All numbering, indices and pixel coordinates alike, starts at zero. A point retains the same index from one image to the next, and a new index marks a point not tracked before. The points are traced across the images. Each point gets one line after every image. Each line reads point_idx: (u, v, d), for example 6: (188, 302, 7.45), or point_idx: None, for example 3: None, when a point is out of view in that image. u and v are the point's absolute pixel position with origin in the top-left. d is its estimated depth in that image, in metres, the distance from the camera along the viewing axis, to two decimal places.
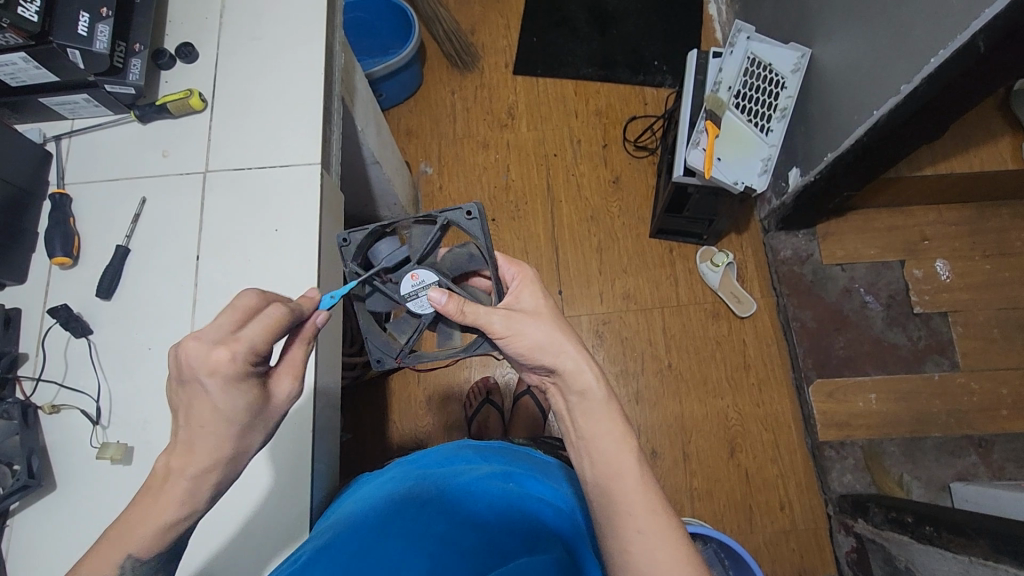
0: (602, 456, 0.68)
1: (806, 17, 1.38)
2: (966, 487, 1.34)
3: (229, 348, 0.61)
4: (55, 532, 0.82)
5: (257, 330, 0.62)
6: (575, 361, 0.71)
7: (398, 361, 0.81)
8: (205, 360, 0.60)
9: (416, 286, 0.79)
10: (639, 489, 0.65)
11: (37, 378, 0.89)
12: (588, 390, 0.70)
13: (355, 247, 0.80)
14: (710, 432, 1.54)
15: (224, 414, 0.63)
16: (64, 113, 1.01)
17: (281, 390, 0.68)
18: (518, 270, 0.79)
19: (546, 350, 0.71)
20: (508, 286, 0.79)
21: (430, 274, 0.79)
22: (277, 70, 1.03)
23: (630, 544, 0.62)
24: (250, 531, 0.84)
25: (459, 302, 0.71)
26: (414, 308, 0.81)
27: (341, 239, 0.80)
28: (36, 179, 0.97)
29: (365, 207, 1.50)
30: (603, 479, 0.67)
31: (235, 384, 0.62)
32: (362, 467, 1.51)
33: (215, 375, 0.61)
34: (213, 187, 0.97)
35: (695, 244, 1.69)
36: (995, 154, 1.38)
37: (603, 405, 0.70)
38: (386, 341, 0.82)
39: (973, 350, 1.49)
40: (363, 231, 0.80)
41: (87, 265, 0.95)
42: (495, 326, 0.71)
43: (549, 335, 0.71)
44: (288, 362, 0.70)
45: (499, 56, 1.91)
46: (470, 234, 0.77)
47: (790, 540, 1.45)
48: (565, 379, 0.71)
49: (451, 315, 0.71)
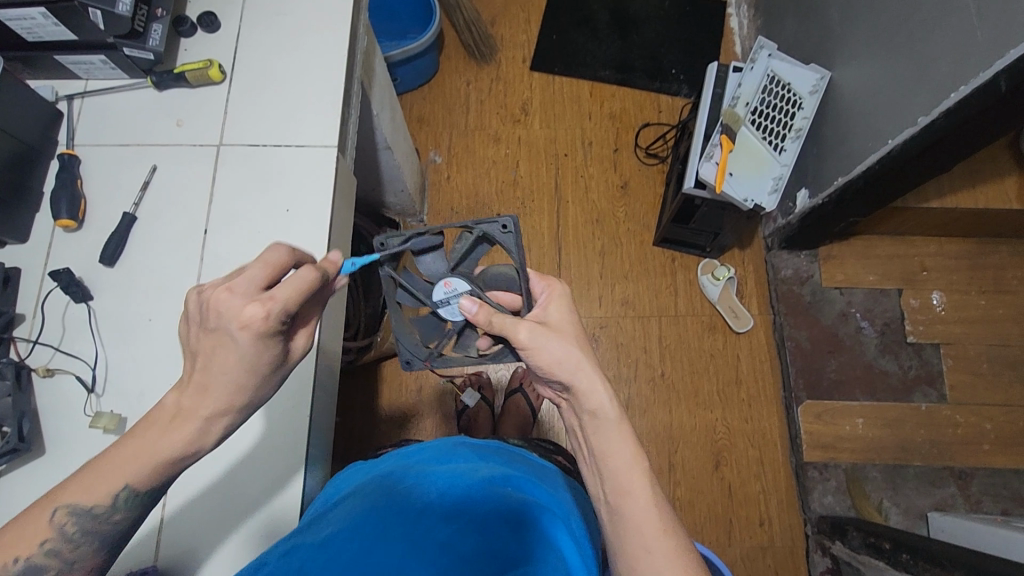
0: (614, 474, 0.70)
1: (829, 39, 1.38)
2: (943, 518, 1.36)
3: (263, 305, 0.61)
4: (39, 497, 0.81)
5: (286, 289, 0.62)
6: (590, 379, 0.72)
7: (427, 363, 0.88)
8: (236, 312, 0.61)
9: (449, 293, 0.83)
10: (649, 504, 0.68)
11: (33, 341, 0.88)
12: (600, 410, 0.72)
13: (388, 253, 0.81)
14: (697, 444, 1.55)
15: None
16: (78, 72, 0.99)
17: (297, 346, 0.70)
18: (547, 285, 0.81)
19: (564, 367, 0.72)
20: (536, 299, 0.82)
21: (463, 283, 0.82)
22: (300, 48, 1.02)
23: (639, 561, 0.65)
24: (237, 508, 0.83)
25: (489, 313, 0.75)
26: (444, 314, 0.85)
27: (376, 244, 0.80)
28: (45, 137, 0.96)
29: (372, 191, 1.49)
30: (614, 494, 0.70)
31: (265, 338, 0.62)
32: (348, 452, 1.51)
33: (246, 328, 0.61)
34: (226, 161, 0.96)
35: (697, 255, 1.69)
36: (1001, 193, 1.39)
37: (615, 425, 0.72)
38: (414, 344, 0.88)
39: (961, 384, 1.51)
40: (397, 237, 0.81)
41: (91, 229, 0.93)
42: (519, 337, 0.72)
43: (568, 353, 0.72)
44: (302, 320, 0.71)
45: (517, 51, 1.90)
46: (503, 246, 0.78)
47: (766, 556, 1.46)
48: (578, 397, 0.72)
49: (481, 325, 0.75)
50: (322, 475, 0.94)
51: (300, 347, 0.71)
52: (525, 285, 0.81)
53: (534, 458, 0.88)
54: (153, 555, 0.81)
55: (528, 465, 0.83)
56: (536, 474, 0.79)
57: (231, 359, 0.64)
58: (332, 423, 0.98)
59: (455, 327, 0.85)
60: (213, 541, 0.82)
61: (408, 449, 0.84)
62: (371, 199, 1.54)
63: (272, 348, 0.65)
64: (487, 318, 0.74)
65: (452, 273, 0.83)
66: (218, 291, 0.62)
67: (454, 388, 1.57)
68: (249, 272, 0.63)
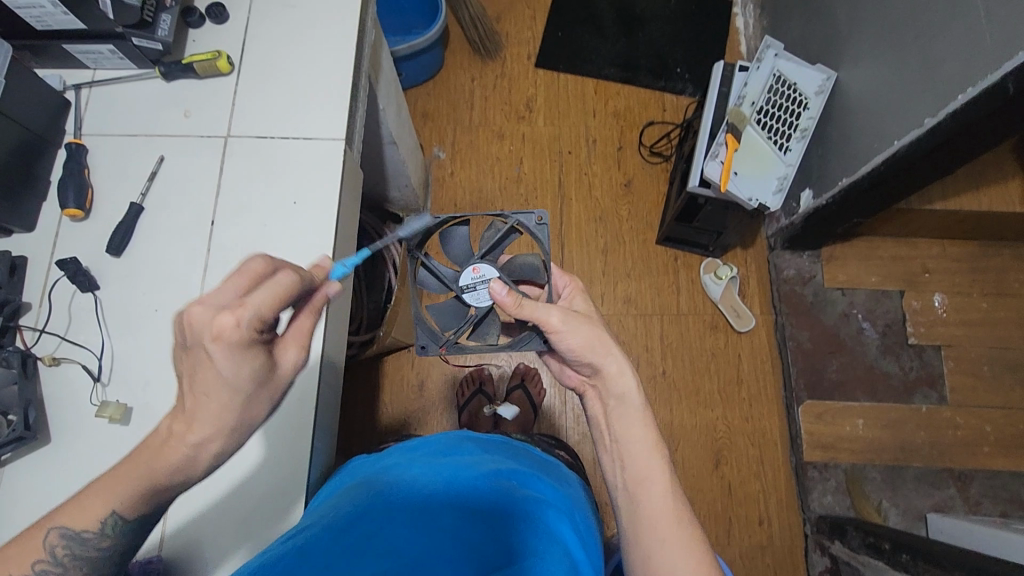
0: (634, 460, 0.72)
1: (836, 40, 1.38)
2: (943, 519, 1.37)
3: (235, 313, 0.56)
4: (43, 487, 0.81)
5: (263, 295, 0.58)
6: (619, 364, 0.75)
7: (443, 349, 0.88)
8: (208, 322, 0.56)
9: (475, 278, 0.89)
10: (666, 493, 0.70)
11: (39, 330, 0.88)
12: (626, 395, 0.75)
13: (421, 236, 0.88)
14: (697, 442, 1.55)
15: (229, 384, 0.60)
16: (87, 62, 0.99)
17: (287, 360, 0.65)
18: (569, 279, 0.88)
19: (596, 350, 0.75)
20: (557, 293, 0.88)
21: (490, 269, 0.88)
22: (310, 40, 1.02)
23: (653, 551, 0.66)
24: (243, 498, 0.84)
25: (518, 296, 0.77)
26: (467, 300, 0.89)
27: (411, 223, 0.88)
28: (53, 126, 0.96)
29: (376, 185, 1.49)
30: (632, 482, 0.71)
31: (241, 350, 0.58)
32: (349, 446, 1.51)
33: (219, 341, 0.56)
34: (234, 152, 0.96)
35: (700, 254, 1.69)
36: (1005, 195, 1.39)
37: (638, 412, 0.75)
38: (432, 331, 0.88)
39: (961, 386, 1.51)
40: (432, 219, 0.88)
41: (99, 219, 0.93)
42: (551, 320, 0.74)
43: (598, 337, 0.76)
44: (295, 331, 0.67)
45: (522, 48, 1.90)
46: (537, 237, 0.86)
47: (764, 555, 1.47)
48: (606, 381, 0.76)
49: (509, 309, 0.77)
50: (325, 467, 0.94)
51: (292, 362, 0.65)
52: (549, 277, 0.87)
53: (536, 452, 0.88)
54: (158, 544, 0.82)
55: (531, 458, 0.83)
56: (541, 468, 0.80)
57: (219, 377, 0.59)
58: (337, 416, 0.98)
59: (477, 313, 0.89)
60: (219, 532, 0.82)
61: (415, 442, 0.84)
62: (375, 193, 1.53)
63: (252, 362, 0.59)
64: (517, 300, 0.76)
65: (480, 260, 0.89)
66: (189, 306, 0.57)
67: (456, 384, 1.57)
68: (223, 286, 0.58)
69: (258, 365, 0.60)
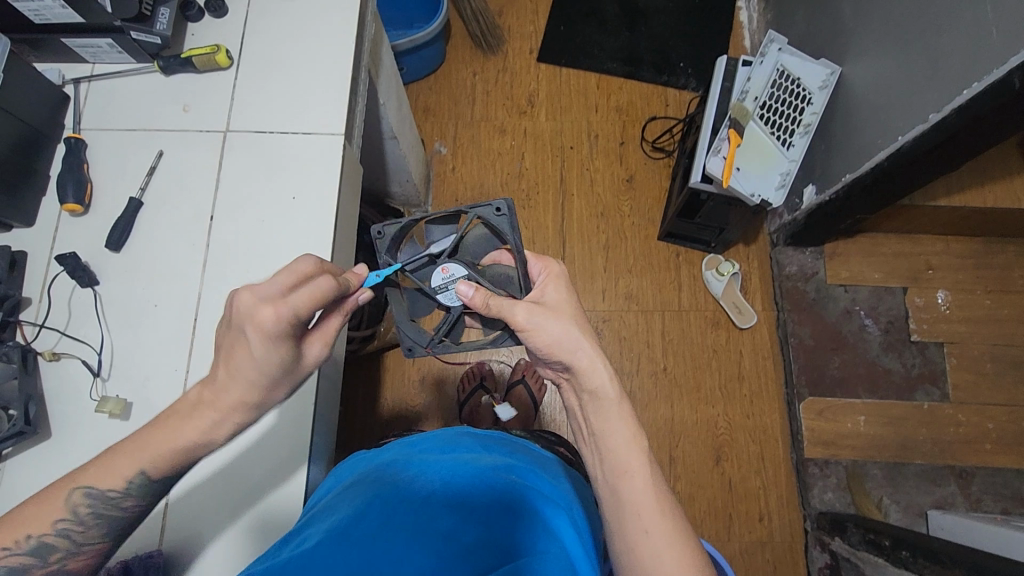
0: (612, 454, 0.71)
1: (840, 34, 1.37)
2: (943, 516, 1.37)
3: (275, 309, 0.61)
4: (44, 480, 0.82)
5: (301, 296, 0.62)
6: (590, 358, 0.73)
7: (429, 350, 0.88)
8: (250, 312, 0.62)
9: (446, 278, 0.83)
10: (646, 486, 0.69)
11: (39, 325, 0.88)
12: (600, 389, 0.74)
13: (388, 241, 0.83)
14: (698, 438, 1.55)
15: (259, 366, 0.65)
16: (85, 56, 0.99)
17: (310, 353, 0.70)
18: (543, 266, 0.82)
19: (563, 347, 0.73)
20: (532, 282, 0.83)
21: (461, 268, 0.83)
22: (310, 34, 1.01)
23: (636, 543, 0.66)
24: (241, 494, 0.84)
25: (486, 296, 0.74)
26: (443, 301, 0.85)
27: (375, 232, 0.82)
28: (52, 121, 0.95)
29: (377, 180, 1.49)
30: (612, 475, 0.71)
31: (275, 341, 0.63)
32: (350, 441, 1.52)
33: (258, 329, 0.62)
34: (233, 147, 0.96)
35: (703, 250, 1.68)
36: (1010, 191, 1.38)
37: (615, 405, 0.74)
38: (416, 331, 0.89)
39: (964, 383, 1.51)
40: (396, 224, 0.83)
41: (99, 214, 0.93)
42: (517, 318, 0.73)
43: (566, 332, 0.74)
44: (323, 329, 0.72)
45: (524, 42, 1.89)
46: (499, 229, 0.81)
47: (765, 551, 1.47)
48: (579, 376, 0.74)
49: (478, 309, 0.74)
50: (325, 463, 0.94)
51: (314, 353, 0.71)
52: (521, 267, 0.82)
53: (535, 447, 0.88)
54: (158, 539, 0.82)
55: (530, 454, 0.83)
56: (540, 464, 0.80)
57: (251, 361, 0.65)
58: (336, 413, 0.98)
59: (452, 314, 0.84)
60: (218, 528, 0.82)
61: (413, 437, 0.84)
62: (375, 187, 1.53)
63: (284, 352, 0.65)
64: (484, 301, 0.74)
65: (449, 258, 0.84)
66: (241, 291, 0.62)
67: (457, 379, 1.57)
68: (271, 279, 0.63)
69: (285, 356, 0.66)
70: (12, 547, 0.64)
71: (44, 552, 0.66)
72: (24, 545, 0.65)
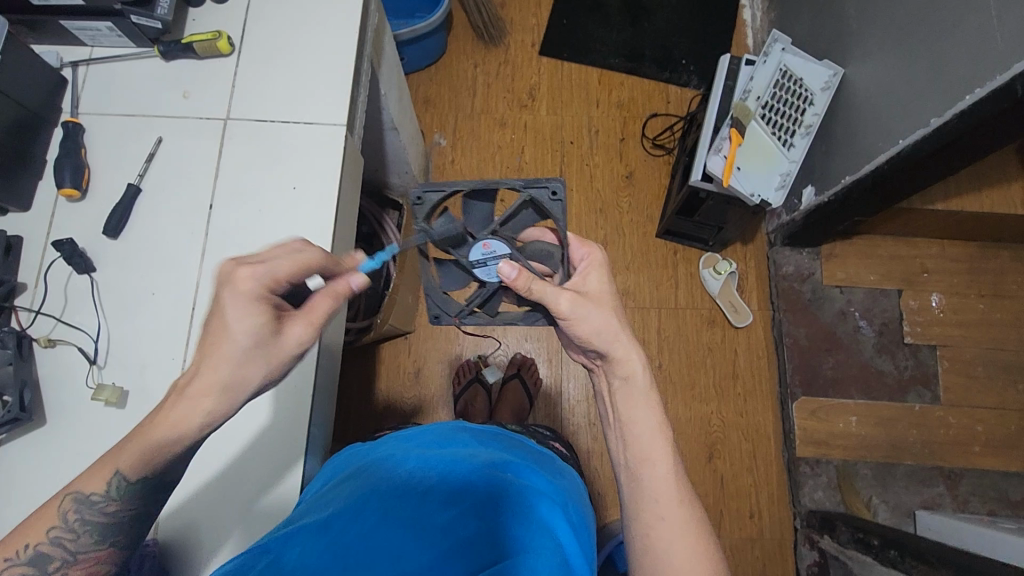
0: (636, 442, 0.73)
1: (844, 35, 1.37)
2: (931, 517, 1.38)
3: (251, 268, 0.65)
4: (36, 467, 0.81)
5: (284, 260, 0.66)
6: (625, 350, 0.75)
7: (457, 319, 0.91)
8: (230, 275, 0.64)
9: (487, 255, 0.81)
10: (668, 475, 0.71)
11: (35, 311, 0.87)
12: (632, 378, 0.75)
13: (426, 207, 0.77)
14: (691, 436, 1.56)
15: (234, 336, 0.64)
16: (84, 39, 0.98)
17: (293, 334, 0.66)
18: (588, 251, 0.81)
19: (603, 337, 0.74)
20: (573, 263, 0.82)
21: (503, 246, 0.81)
22: (312, 23, 1.00)
23: (652, 528, 0.68)
24: (237, 483, 0.84)
25: (529, 279, 0.71)
26: (479, 274, 0.84)
27: (415, 197, 0.76)
28: (49, 105, 0.94)
29: (376, 171, 1.48)
30: (635, 461, 0.72)
31: (250, 304, 0.63)
32: (344, 432, 1.51)
33: (233, 292, 0.63)
34: (233, 135, 0.95)
35: (700, 248, 1.69)
36: (1006, 196, 1.39)
37: (644, 394, 0.75)
38: (445, 300, 0.90)
39: (955, 385, 1.52)
40: (439, 191, 0.76)
41: (96, 200, 0.92)
42: (562, 306, 0.73)
43: (607, 323, 0.75)
44: (309, 310, 0.68)
45: (526, 35, 1.88)
46: (552, 214, 0.77)
47: (755, 548, 1.48)
48: (613, 363, 0.76)
49: (520, 290, 0.72)
50: (321, 454, 0.94)
51: (295, 337, 0.66)
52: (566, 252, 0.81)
53: (531, 443, 0.88)
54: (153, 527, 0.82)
55: (527, 450, 0.83)
56: (535, 459, 0.80)
57: (226, 331, 0.64)
58: (334, 404, 0.98)
59: (487, 289, 0.85)
60: (214, 515, 0.83)
61: (410, 431, 0.83)
62: (374, 178, 1.52)
63: (258, 318, 0.64)
64: (528, 285, 0.71)
65: (492, 234, 0.80)
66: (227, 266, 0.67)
67: (451, 372, 1.57)
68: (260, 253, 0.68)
69: (261, 324, 0.64)
70: (12, 557, 0.64)
71: (41, 562, 0.65)
72: (22, 555, 0.64)
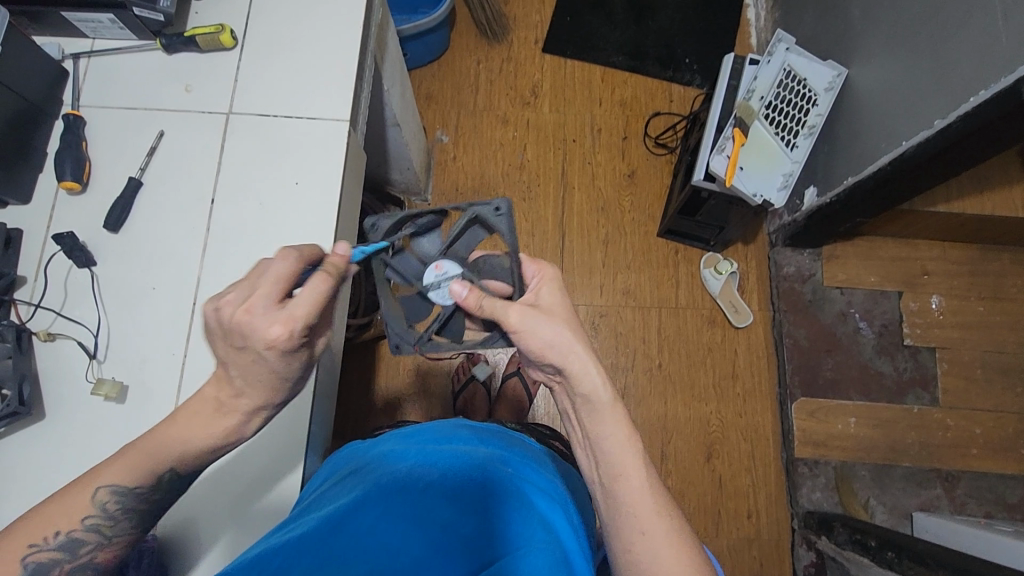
0: (607, 457, 0.72)
1: (848, 36, 1.36)
2: (928, 519, 1.39)
3: (286, 324, 0.59)
4: (33, 461, 0.81)
5: (307, 304, 0.60)
6: (582, 363, 0.72)
7: (416, 348, 0.86)
8: (260, 334, 0.59)
9: (439, 276, 0.82)
10: (643, 489, 0.70)
11: (34, 305, 0.87)
12: (592, 395, 0.73)
13: (383, 233, 0.84)
14: (689, 435, 1.56)
15: (276, 373, 0.64)
16: (85, 31, 0.97)
17: (324, 340, 0.69)
18: (538, 268, 0.80)
19: (557, 350, 0.72)
20: (527, 285, 0.82)
21: (454, 266, 0.82)
22: (316, 18, 0.99)
23: (632, 543, 0.68)
24: (237, 480, 0.84)
25: (478, 296, 0.75)
26: (435, 298, 0.84)
27: (370, 224, 0.84)
28: (49, 96, 0.93)
29: (377, 168, 1.47)
30: (608, 477, 0.72)
31: (290, 353, 0.62)
32: (342, 428, 1.51)
33: (272, 348, 0.60)
34: (235, 130, 0.94)
35: (700, 248, 1.68)
36: (1008, 200, 1.39)
37: (609, 409, 0.73)
38: (404, 329, 0.86)
39: (953, 388, 1.52)
40: (390, 218, 0.84)
41: (97, 193, 0.92)
42: (510, 319, 0.72)
43: (559, 335, 0.72)
44: (327, 314, 0.70)
45: (530, 32, 1.87)
46: (496, 228, 0.79)
47: (752, 548, 1.48)
48: (571, 380, 0.73)
49: (471, 309, 0.75)
50: (320, 452, 0.94)
51: (312, 344, 0.69)
52: (516, 268, 0.80)
53: (530, 441, 0.88)
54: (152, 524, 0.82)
55: (526, 449, 0.82)
56: (535, 457, 0.80)
57: (263, 372, 0.63)
58: (333, 402, 0.98)
59: (443, 312, 0.83)
60: (216, 513, 0.82)
61: (410, 429, 0.82)
62: (375, 174, 1.51)
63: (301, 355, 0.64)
64: (476, 301, 0.74)
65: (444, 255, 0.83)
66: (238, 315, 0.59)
67: (450, 370, 1.57)
68: (262, 293, 0.60)
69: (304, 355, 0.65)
70: (41, 543, 0.65)
71: (73, 547, 0.66)
72: (52, 542, 0.65)
